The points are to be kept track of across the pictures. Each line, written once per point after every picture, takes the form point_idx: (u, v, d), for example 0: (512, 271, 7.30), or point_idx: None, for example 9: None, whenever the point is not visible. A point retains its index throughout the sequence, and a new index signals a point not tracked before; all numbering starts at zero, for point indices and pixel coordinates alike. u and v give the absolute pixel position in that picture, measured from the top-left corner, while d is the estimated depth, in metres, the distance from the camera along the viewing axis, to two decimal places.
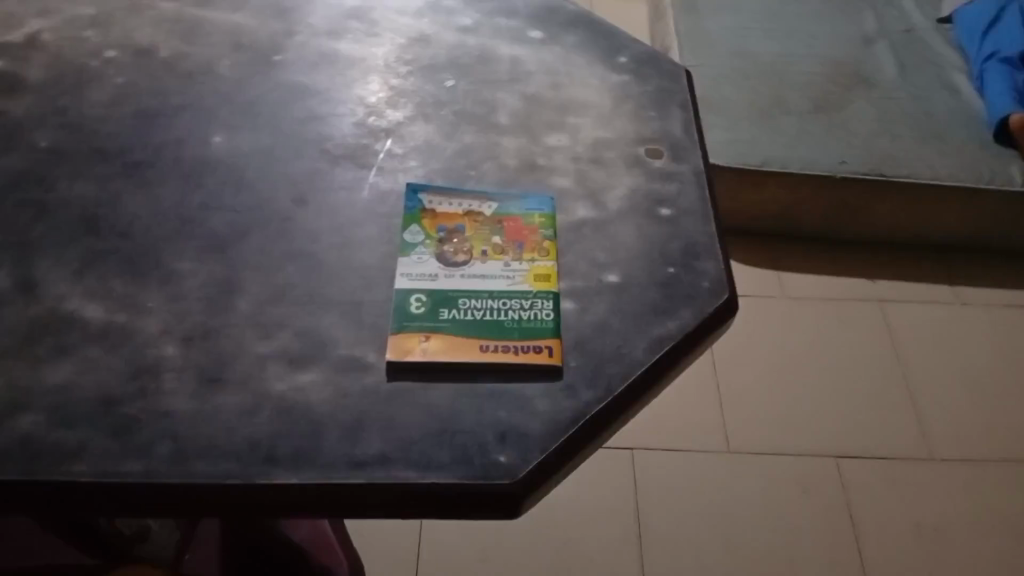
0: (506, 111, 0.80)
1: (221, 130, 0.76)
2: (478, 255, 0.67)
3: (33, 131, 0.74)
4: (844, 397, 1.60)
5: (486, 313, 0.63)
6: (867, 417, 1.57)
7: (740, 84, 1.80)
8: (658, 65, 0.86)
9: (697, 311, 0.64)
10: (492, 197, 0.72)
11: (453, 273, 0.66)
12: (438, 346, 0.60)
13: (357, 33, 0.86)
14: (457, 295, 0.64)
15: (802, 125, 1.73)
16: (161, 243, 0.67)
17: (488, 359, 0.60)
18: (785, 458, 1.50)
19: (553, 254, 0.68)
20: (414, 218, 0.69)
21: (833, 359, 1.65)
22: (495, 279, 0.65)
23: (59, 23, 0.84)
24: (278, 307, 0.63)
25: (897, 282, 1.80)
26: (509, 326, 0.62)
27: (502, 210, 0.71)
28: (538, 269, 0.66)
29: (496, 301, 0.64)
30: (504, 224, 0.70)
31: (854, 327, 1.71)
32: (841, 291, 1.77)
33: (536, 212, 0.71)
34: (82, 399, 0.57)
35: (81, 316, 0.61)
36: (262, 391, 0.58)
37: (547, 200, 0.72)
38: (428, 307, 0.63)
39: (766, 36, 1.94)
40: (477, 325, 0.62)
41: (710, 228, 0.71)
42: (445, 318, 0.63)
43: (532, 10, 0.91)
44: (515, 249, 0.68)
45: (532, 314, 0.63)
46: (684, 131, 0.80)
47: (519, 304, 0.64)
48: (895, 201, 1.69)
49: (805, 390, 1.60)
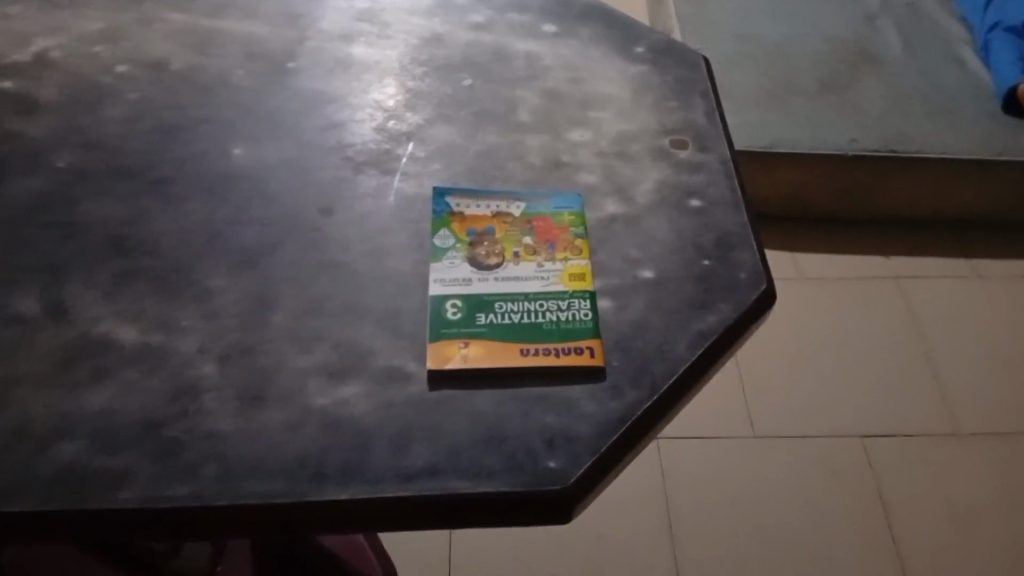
0: (527, 107, 0.79)
1: (242, 142, 0.75)
2: (510, 257, 0.66)
3: (49, 151, 0.73)
4: (865, 379, 1.59)
5: (524, 316, 0.62)
6: (889, 398, 1.56)
7: (748, 68, 1.76)
8: (676, 52, 0.85)
9: (737, 303, 0.64)
10: (520, 197, 0.71)
11: (487, 277, 0.65)
12: (477, 352, 0.60)
13: (369, 36, 0.85)
14: (492, 298, 0.63)
15: (814, 104, 1.70)
16: (191, 261, 0.66)
17: (530, 363, 0.59)
18: (809, 441, 1.50)
19: (586, 252, 0.67)
20: (443, 223, 0.69)
21: (852, 342, 1.64)
22: (530, 281, 0.65)
23: (68, 40, 0.83)
24: (313, 319, 0.62)
25: (908, 259, 1.79)
26: (547, 329, 0.62)
27: (531, 210, 0.70)
28: (572, 268, 0.66)
29: (532, 303, 0.63)
30: (535, 224, 0.69)
31: (873, 305, 1.70)
32: (857, 269, 1.77)
33: (565, 210, 0.70)
34: (125, 424, 0.57)
35: (116, 339, 0.61)
36: (304, 406, 0.57)
37: (574, 197, 0.71)
38: (465, 313, 0.62)
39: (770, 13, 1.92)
40: (516, 328, 0.61)
41: (743, 218, 0.70)
42: (483, 322, 0.62)
43: (544, 4, 0.90)
44: (547, 249, 0.67)
45: (569, 315, 0.62)
46: (708, 119, 0.78)
47: (556, 305, 0.63)
48: (907, 176, 1.68)
49: (826, 375, 1.59)
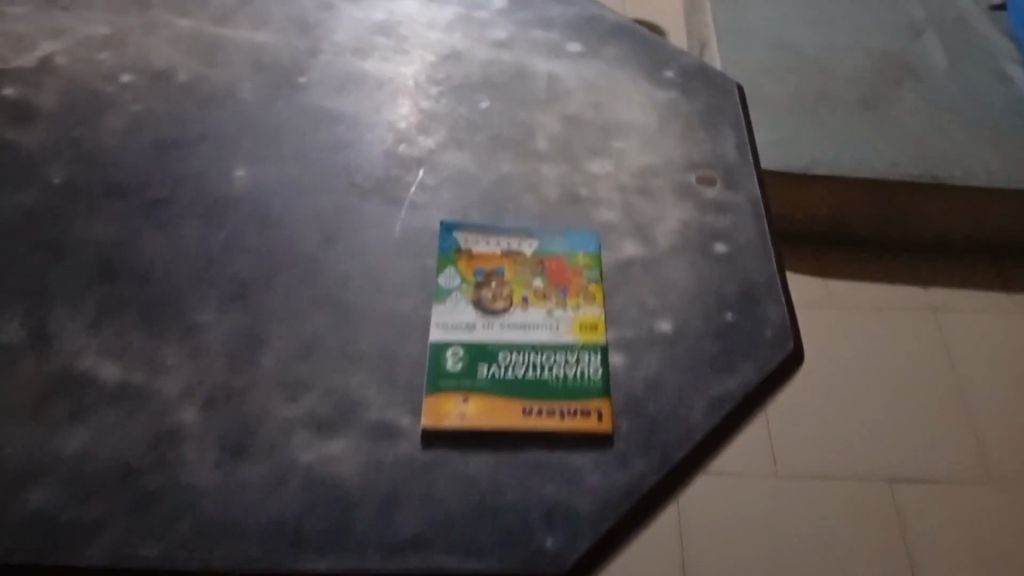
0: (546, 134, 0.75)
1: (244, 163, 0.71)
2: (518, 301, 0.62)
3: (44, 164, 0.70)
4: (910, 414, 1.35)
5: (529, 370, 0.58)
6: (938, 435, 1.33)
7: (783, 80, 1.53)
8: (708, 78, 0.80)
9: (759, 366, 0.59)
10: (533, 234, 0.67)
11: (492, 323, 0.61)
12: (476, 410, 0.56)
13: (385, 51, 0.81)
14: (496, 348, 0.59)
15: (851, 121, 1.46)
16: (182, 291, 0.62)
17: (532, 424, 0.55)
18: (836, 476, 1.29)
19: (600, 299, 0.63)
20: (449, 260, 0.64)
21: (896, 370, 1.40)
22: (537, 329, 0.61)
23: (74, 45, 0.80)
24: (305, 364, 0.59)
25: (966, 290, 1.51)
26: (553, 385, 0.58)
27: (543, 248, 0.66)
28: (583, 317, 0.62)
29: (539, 355, 0.59)
30: (546, 265, 0.65)
31: (927, 331, 1.45)
32: (910, 297, 1.49)
33: (580, 251, 0.66)
34: (102, 470, 0.54)
35: (98, 376, 0.58)
36: (288, 462, 0.54)
37: (591, 236, 0.67)
38: (466, 363, 0.58)
39: None
40: (519, 384, 0.58)
41: (771, 266, 0.66)
42: (485, 375, 0.58)
43: (570, 21, 0.85)
44: (558, 294, 0.63)
45: (578, 371, 0.58)
46: (739, 154, 0.74)
47: (564, 360, 0.59)
48: (971, 201, 1.42)
49: (867, 404, 1.36)
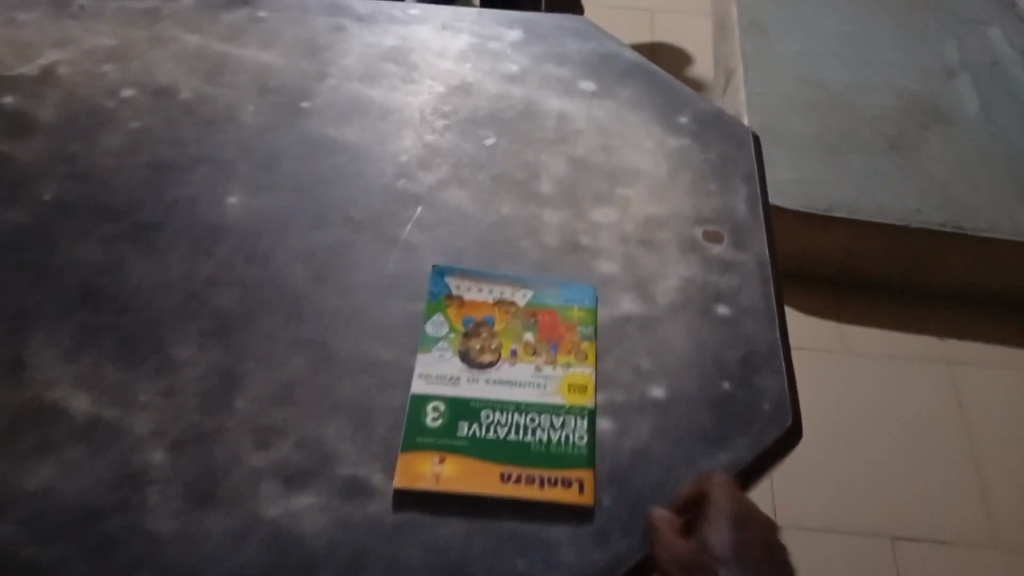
0: (551, 177, 0.72)
1: (238, 190, 0.69)
2: (506, 355, 0.60)
3: (37, 180, 0.69)
4: (920, 469, 1.29)
5: (511, 432, 0.56)
6: (947, 493, 1.26)
7: (809, 116, 1.49)
8: (723, 126, 0.78)
9: (753, 442, 0.56)
10: (527, 284, 0.64)
11: (478, 378, 0.59)
12: (452, 472, 0.54)
13: (394, 79, 0.79)
14: (479, 405, 0.57)
15: (877, 164, 1.42)
16: (162, 324, 0.61)
17: (509, 492, 0.53)
18: (839, 535, 1.22)
19: (592, 358, 0.60)
20: (439, 307, 0.62)
21: (907, 421, 1.34)
22: (524, 387, 0.58)
23: (78, 56, 0.79)
24: (281, 410, 0.57)
25: (980, 343, 1.44)
26: (535, 451, 0.55)
27: (537, 300, 0.63)
28: (572, 377, 0.59)
29: (524, 416, 0.57)
30: (538, 317, 0.62)
31: (939, 386, 1.38)
32: (921, 348, 1.43)
33: (575, 304, 0.63)
34: (63, 510, 0.52)
35: (69, 408, 0.56)
36: (252, 515, 0.52)
37: (588, 289, 0.64)
38: (446, 420, 0.56)
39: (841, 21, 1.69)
40: (500, 446, 0.55)
41: (774, 333, 0.63)
42: (465, 434, 0.56)
43: (585, 57, 0.82)
44: (549, 350, 0.60)
45: (562, 436, 0.56)
46: (749, 210, 0.71)
47: (549, 422, 0.57)
48: (987, 252, 1.37)
49: (874, 457, 1.30)
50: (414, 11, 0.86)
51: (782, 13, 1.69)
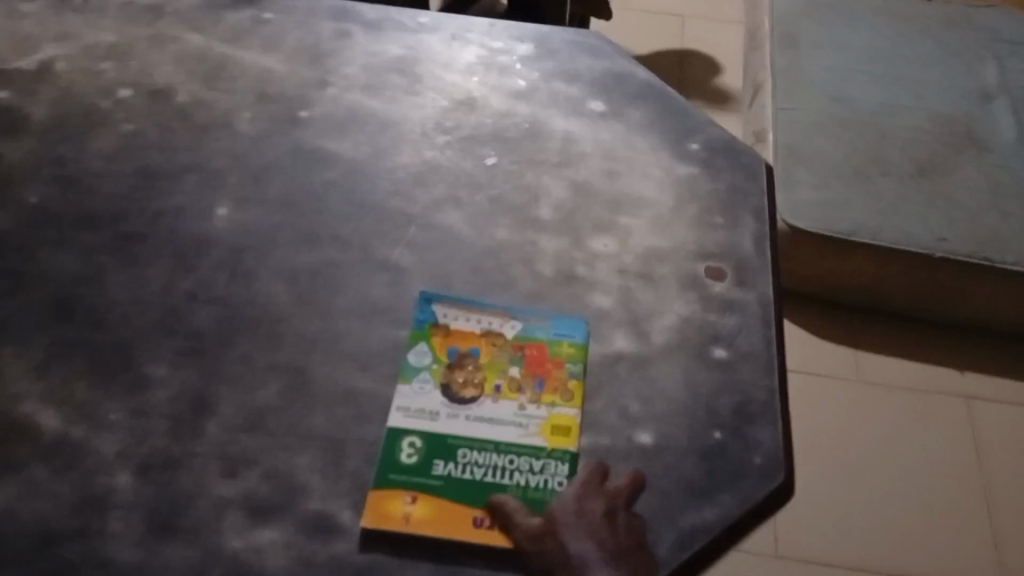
0: (551, 202, 0.70)
1: (227, 202, 0.68)
2: (489, 391, 0.58)
3: (24, 183, 0.68)
4: (930, 506, 1.23)
5: (488, 473, 0.54)
6: (954, 536, 1.21)
7: (835, 136, 1.45)
8: (735, 155, 0.74)
9: (742, 498, 0.54)
10: (516, 315, 0.62)
11: (457, 414, 0.57)
12: (423, 514, 0.52)
13: (397, 90, 0.77)
14: (457, 443, 0.55)
15: (901, 189, 1.38)
16: (137, 341, 0.59)
17: (479, 537, 0.51)
18: (839, 570, 1.17)
19: (578, 398, 0.58)
20: (423, 335, 0.60)
21: (918, 456, 1.28)
22: (505, 426, 0.56)
23: (77, 52, 0.77)
24: (252, 437, 0.55)
25: (1002, 379, 1.38)
26: (511, 495, 0.53)
27: (526, 333, 0.61)
28: (556, 418, 0.57)
29: (502, 457, 0.55)
30: (525, 352, 0.60)
31: (956, 422, 1.33)
32: (940, 382, 1.37)
33: (565, 339, 0.61)
34: (18, 534, 0.50)
35: (35, 424, 0.55)
36: (213, 548, 0.50)
37: (579, 323, 0.62)
38: (421, 457, 0.54)
39: (877, 35, 1.64)
40: (475, 488, 0.53)
41: (772, 381, 0.60)
42: (440, 473, 0.54)
43: (595, 76, 0.80)
44: (534, 388, 0.58)
45: (540, 481, 0.54)
46: (756, 246, 0.68)
47: (528, 465, 0.54)
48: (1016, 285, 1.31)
49: (881, 489, 1.24)
50: (423, 19, 0.84)
51: (813, 26, 1.65)
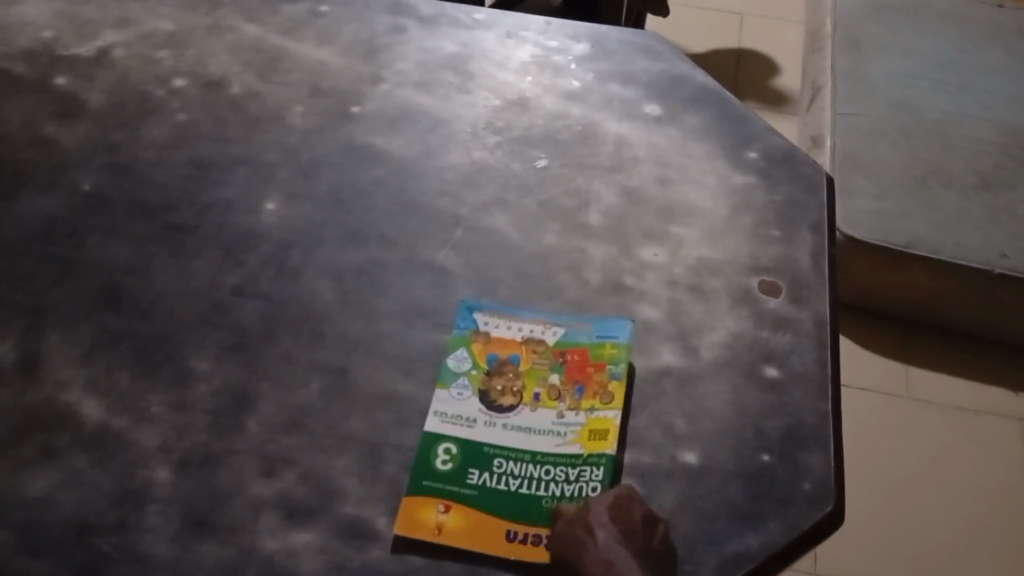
0: (601, 208, 0.68)
1: (276, 196, 0.67)
2: (528, 400, 0.56)
3: (77, 169, 0.68)
4: (976, 528, 1.19)
5: (522, 484, 0.52)
6: (998, 556, 1.17)
7: (897, 143, 1.41)
8: (794, 166, 0.72)
9: (788, 526, 0.52)
10: (558, 321, 0.60)
11: (495, 422, 0.55)
12: (455, 523, 0.51)
13: (449, 87, 0.76)
14: (493, 452, 0.54)
15: (963, 202, 1.33)
16: (182, 333, 0.59)
17: (511, 551, 0.50)
18: None
19: (618, 402, 0.56)
20: (463, 342, 0.59)
21: (963, 474, 1.25)
22: (542, 435, 0.54)
23: (133, 38, 0.78)
24: (291, 437, 0.55)
25: None
26: (545, 507, 0.51)
27: (568, 339, 0.59)
28: (594, 422, 0.55)
29: (537, 468, 0.53)
30: (566, 358, 0.58)
31: (1006, 443, 1.28)
32: (996, 403, 1.32)
33: (606, 343, 0.59)
34: (57, 522, 0.51)
35: (78, 413, 0.55)
36: (248, 548, 0.50)
37: (621, 327, 0.60)
38: (456, 465, 0.53)
39: (946, 40, 1.59)
40: (509, 499, 0.52)
41: (824, 404, 0.57)
42: (473, 482, 0.52)
43: (652, 79, 0.78)
44: (573, 395, 0.56)
45: (575, 491, 0.52)
46: (813, 262, 0.65)
47: (563, 475, 0.53)
48: None
49: (925, 511, 1.21)
50: (478, 15, 0.82)
51: (879, 30, 1.60)
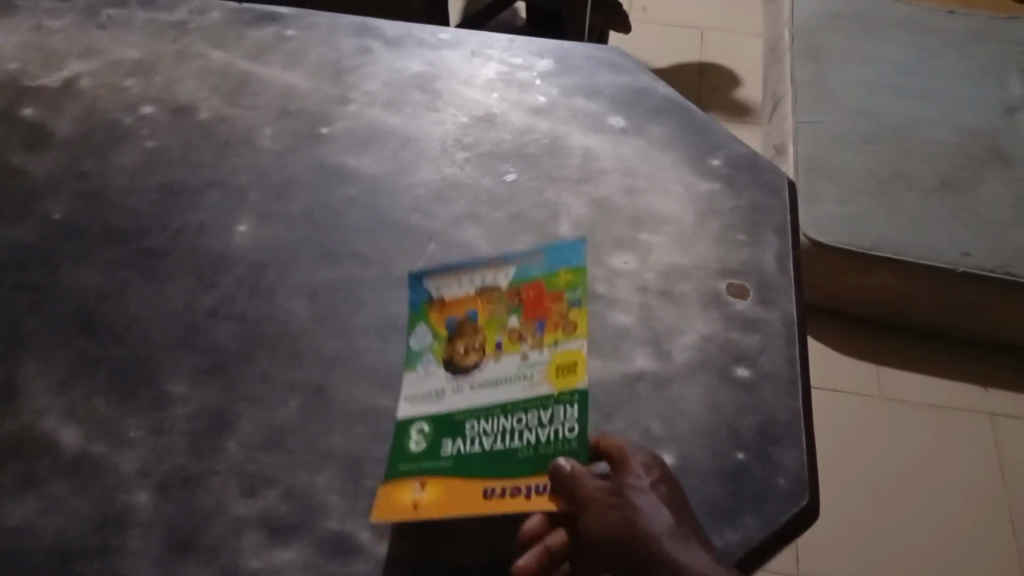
0: (571, 219, 0.69)
1: (249, 218, 0.68)
2: (491, 352, 0.57)
3: (48, 198, 0.68)
4: (951, 522, 1.21)
5: (495, 440, 0.53)
6: (978, 556, 1.18)
7: (858, 149, 1.44)
8: (756, 172, 0.74)
9: (765, 521, 0.53)
10: (508, 260, 0.61)
11: (462, 387, 0.56)
12: (431, 497, 0.51)
13: (417, 106, 0.77)
14: (462, 418, 0.54)
15: (925, 205, 1.36)
16: (159, 357, 0.59)
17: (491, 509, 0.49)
18: None
19: (581, 327, 0.56)
20: (420, 316, 0.60)
21: (942, 477, 1.26)
22: (510, 386, 0.54)
23: (100, 67, 0.78)
24: (271, 455, 0.55)
25: None
26: (521, 458, 0.51)
27: (522, 277, 0.59)
28: (562, 356, 0.55)
29: (508, 420, 0.53)
30: (522, 296, 0.59)
31: (975, 438, 1.31)
32: (965, 399, 1.35)
33: (561, 268, 0.59)
34: (38, 549, 0.50)
35: (56, 440, 0.55)
36: (231, 568, 0.50)
37: (574, 249, 0.59)
38: (428, 441, 0.54)
39: (901, 47, 1.63)
40: (483, 459, 0.52)
41: (796, 402, 0.59)
42: (448, 453, 0.53)
43: (617, 91, 0.79)
44: (535, 332, 0.56)
45: (549, 434, 0.51)
46: (780, 264, 0.67)
47: (535, 421, 0.52)
48: None
49: (902, 506, 1.23)
50: (443, 36, 0.84)
51: (836, 40, 1.64)
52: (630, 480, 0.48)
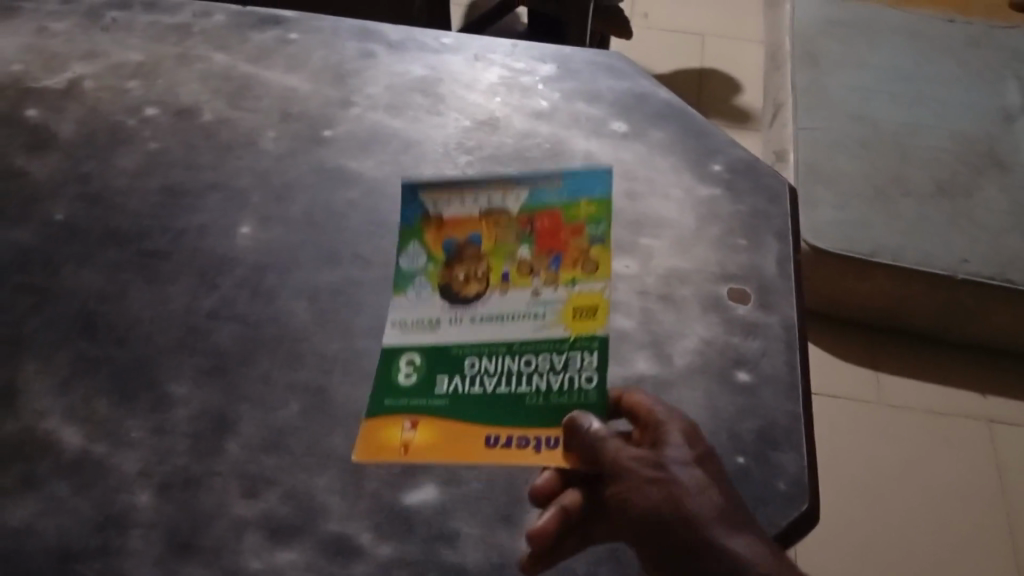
0: None
1: (251, 221, 0.68)
2: (497, 282, 0.62)
3: (50, 200, 0.69)
4: (952, 525, 1.22)
5: (494, 382, 0.58)
6: (977, 560, 1.19)
7: (858, 155, 1.44)
8: (757, 177, 0.74)
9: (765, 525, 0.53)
10: (521, 182, 0.64)
11: (459, 317, 0.61)
12: (420, 437, 0.56)
13: (419, 110, 0.77)
14: (456, 351, 0.60)
15: (923, 210, 1.36)
16: (160, 358, 0.59)
17: (482, 456, 0.55)
18: None
19: (604, 267, 0.62)
20: (414, 233, 0.65)
21: (941, 481, 1.26)
22: (518, 326, 0.60)
23: (103, 70, 0.78)
24: (271, 457, 0.55)
25: None
26: (519, 406, 0.57)
27: (535, 202, 0.64)
28: (580, 298, 0.60)
29: (514, 361, 0.59)
30: (535, 225, 0.63)
31: (973, 443, 1.31)
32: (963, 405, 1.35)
33: (580, 198, 0.63)
34: (38, 549, 0.50)
35: (57, 440, 0.55)
36: (232, 568, 0.50)
37: (591, 180, 0.64)
38: (419, 376, 0.59)
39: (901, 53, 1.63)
40: (477, 402, 0.57)
41: (796, 406, 0.59)
42: (443, 391, 0.58)
43: (618, 96, 0.80)
44: (551, 267, 0.62)
45: (560, 382, 0.57)
46: (780, 269, 0.67)
47: (543, 366, 0.58)
48: None
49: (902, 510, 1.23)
50: (446, 40, 0.84)
51: (836, 46, 1.65)
52: (671, 454, 0.48)
